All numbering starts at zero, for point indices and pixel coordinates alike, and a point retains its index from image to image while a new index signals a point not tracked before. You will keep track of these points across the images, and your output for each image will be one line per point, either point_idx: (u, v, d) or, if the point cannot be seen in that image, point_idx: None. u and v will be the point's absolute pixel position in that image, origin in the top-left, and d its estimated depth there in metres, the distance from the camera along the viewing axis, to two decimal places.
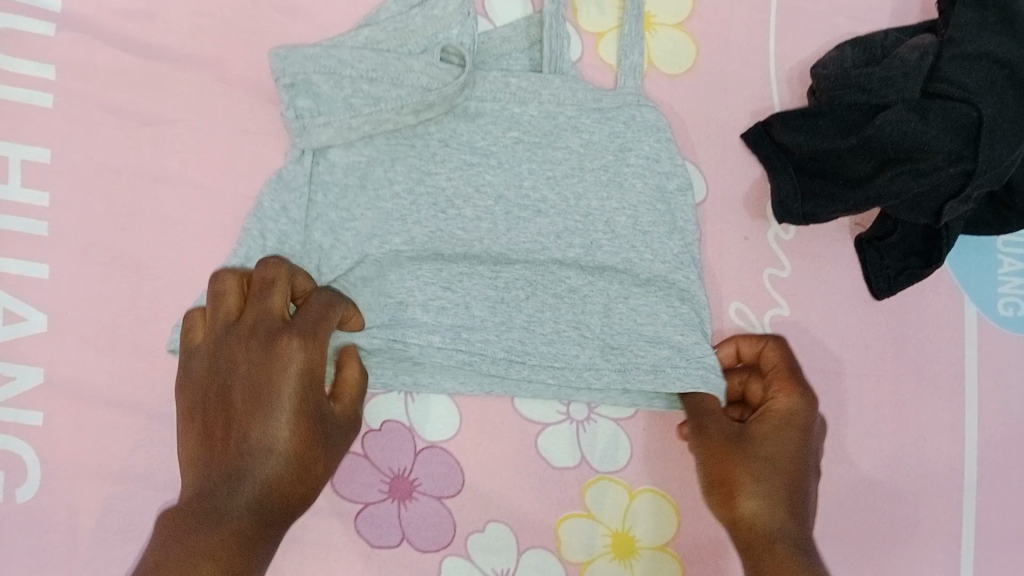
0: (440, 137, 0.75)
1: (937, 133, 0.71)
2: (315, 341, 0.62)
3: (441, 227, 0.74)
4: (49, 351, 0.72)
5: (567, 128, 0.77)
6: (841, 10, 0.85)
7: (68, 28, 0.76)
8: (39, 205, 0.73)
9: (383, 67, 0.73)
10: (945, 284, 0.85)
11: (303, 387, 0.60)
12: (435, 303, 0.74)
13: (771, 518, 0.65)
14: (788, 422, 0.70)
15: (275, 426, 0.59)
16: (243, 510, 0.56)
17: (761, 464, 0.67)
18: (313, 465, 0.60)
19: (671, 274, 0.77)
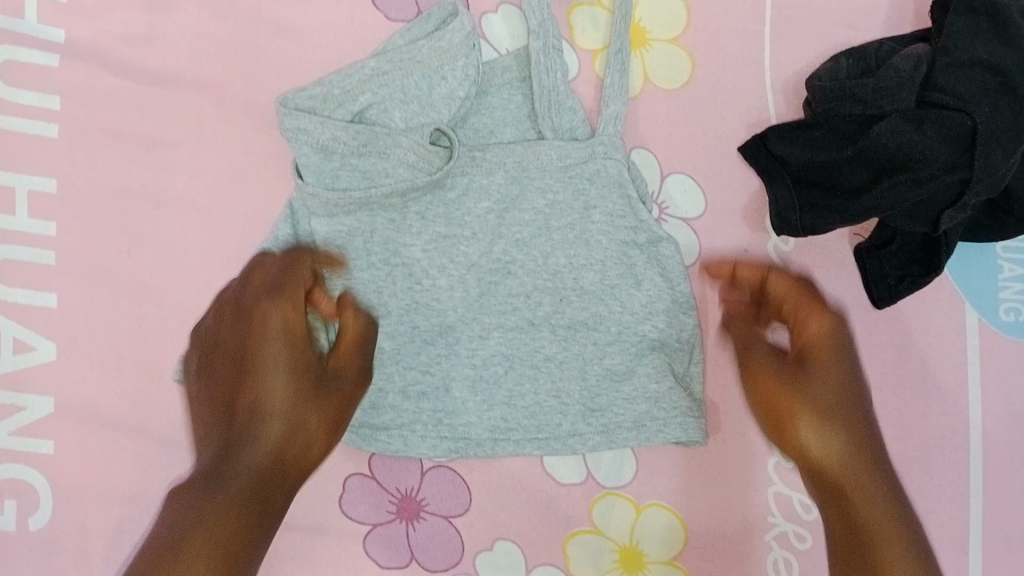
0: (417, 211, 0.77)
1: (932, 142, 0.71)
2: (296, 305, 0.67)
3: (416, 298, 0.77)
4: (59, 379, 0.72)
5: (532, 190, 0.78)
6: (835, 19, 0.83)
7: (69, 57, 0.75)
8: (44, 234, 0.73)
9: (370, 140, 0.74)
10: (947, 290, 0.85)
11: (289, 347, 0.64)
12: (414, 388, 0.77)
13: (846, 458, 0.65)
14: (834, 349, 0.69)
15: (267, 383, 0.62)
16: (245, 467, 0.59)
17: (827, 409, 0.66)
18: (309, 417, 0.63)
19: (641, 326, 0.78)
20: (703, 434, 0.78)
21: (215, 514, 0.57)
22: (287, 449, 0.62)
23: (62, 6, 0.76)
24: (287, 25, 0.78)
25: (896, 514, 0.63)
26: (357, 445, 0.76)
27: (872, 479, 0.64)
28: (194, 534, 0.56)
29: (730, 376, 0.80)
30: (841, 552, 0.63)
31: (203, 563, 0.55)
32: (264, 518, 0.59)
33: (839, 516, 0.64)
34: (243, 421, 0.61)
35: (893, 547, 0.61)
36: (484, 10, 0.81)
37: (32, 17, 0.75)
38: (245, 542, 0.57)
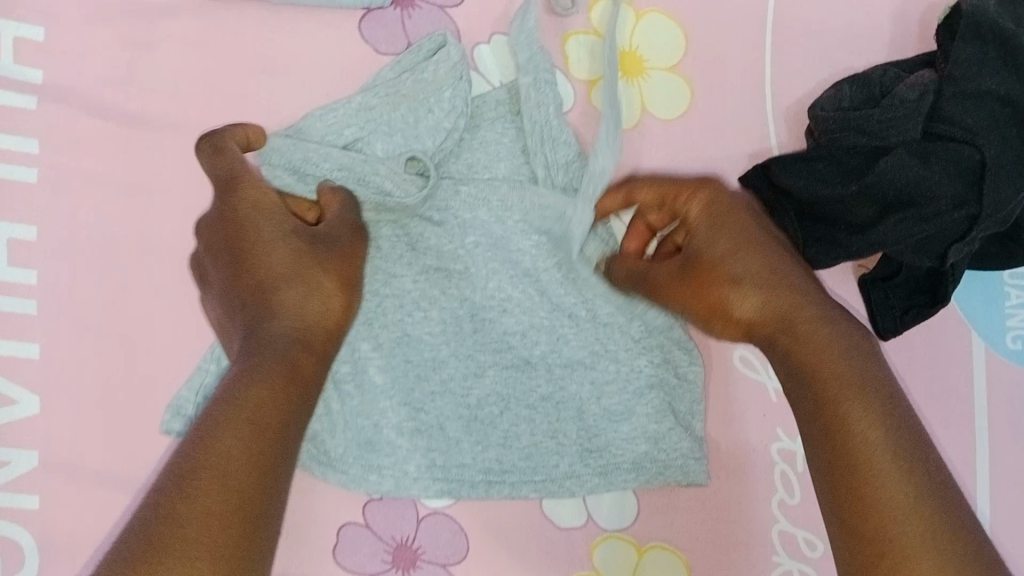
0: (407, 241, 0.76)
1: (939, 178, 0.69)
2: (266, 187, 0.65)
3: (407, 332, 0.76)
4: (44, 433, 0.71)
5: (520, 230, 0.76)
6: (838, 42, 0.81)
7: (48, 99, 0.73)
8: (25, 284, 0.71)
9: (349, 167, 0.72)
10: (953, 319, 0.83)
11: (270, 221, 0.62)
12: (410, 426, 0.75)
13: (771, 308, 0.63)
14: (718, 213, 0.67)
15: (262, 261, 0.60)
16: (280, 336, 0.57)
17: (729, 265, 0.64)
18: (320, 275, 0.61)
19: (636, 362, 0.77)
20: (706, 475, 0.76)
21: (250, 392, 0.54)
22: (314, 313, 0.59)
23: (40, 47, 0.73)
24: (272, 60, 0.75)
25: (851, 352, 0.61)
26: (351, 487, 0.74)
27: (810, 311, 0.63)
28: (231, 413, 0.53)
29: (733, 410, 0.79)
30: (813, 402, 0.60)
31: (236, 434, 0.52)
32: (300, 388, 0.56)
33: (805, 360, 0.61)
34: (255, 308, 0.59)
35: (854, 405, 0.58)
36: (475, 41, 0.78)
37: (8, 58, 0.72)
38: (284, 414, 0.55)
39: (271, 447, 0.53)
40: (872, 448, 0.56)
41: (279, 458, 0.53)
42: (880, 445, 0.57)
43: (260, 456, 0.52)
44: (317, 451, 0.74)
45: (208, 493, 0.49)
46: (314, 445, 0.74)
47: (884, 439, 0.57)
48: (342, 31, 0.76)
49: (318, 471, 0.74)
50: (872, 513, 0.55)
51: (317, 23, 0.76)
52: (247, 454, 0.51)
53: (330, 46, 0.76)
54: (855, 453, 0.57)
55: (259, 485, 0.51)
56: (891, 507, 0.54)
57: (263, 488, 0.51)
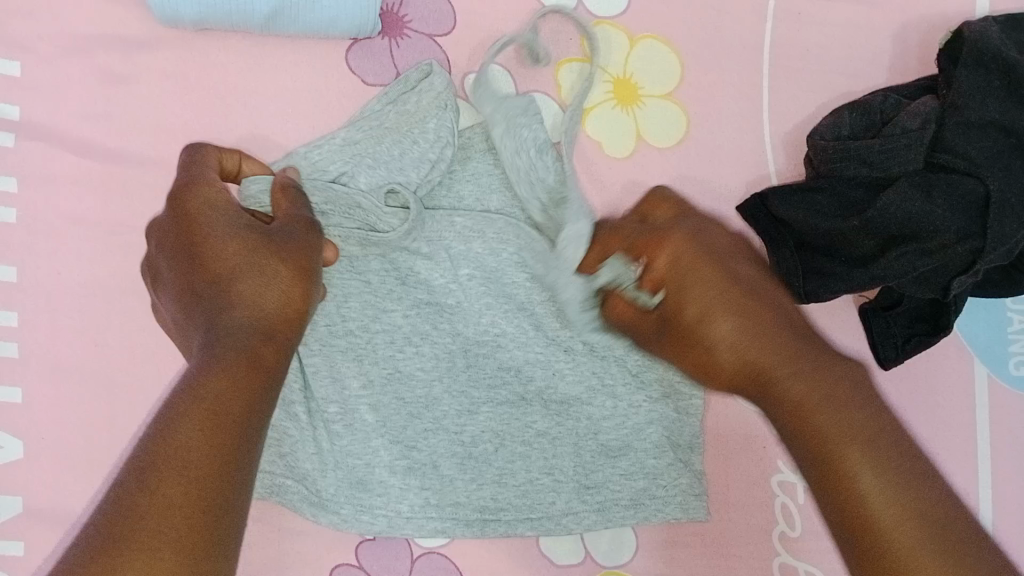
0: (396, 274, 0.73)
1: (943, 212, 0.68)
2: (221, 189, 0.60)
3: (398, 368, 0.73)
4: (27, 479, 0.69)
5: (513, 264, 0.75)
6: (834, 69, 0.80)
7: (27, 136, 0.71)
8: (5, 326, 0.69)
9: (331, 200, 0.68)
10: (955, 346, 0.82)
11: (221, 214, 0.57)
12: (402, 464, 0.73)
13: (750, 363, 0.53)
14: (688, 267, 0.56)
15: (214, 253, 0.54)
16: (237, 327, 0.51)
17: (705, 331, 0.55)
18: (276, 270, 0.54)
19: (634, 396, 0.75)
20: (705, 510, 0.76)
21: (210, 382, 0.47)
22: (271, 304, 0.53)
23: (18, 82, 0.71)
24: (258, 93, 0.73)
25: (826, 395, 0.50)
26: (344, 527, 0.72)
27: (788, 360, 0.52)
28: (190, 402, 0.46)
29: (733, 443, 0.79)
30: (800, 452, 0.50)
31: (197, 422, 0.45)
32: (265, 380, 0.49)
33: (790, 413, 0.51)
34: (212, 303, 0.52)
35: (831, 440, 0.49)
36: (466, 71, 0.76)
37: None
38: (246, 409, 0.47)
39: (239, 440, 0.45)
40: (866, 484, 0.47)
41: (246, 452, 0.45)
42: (873, 482, 0.47)
43: (222, 447, 0.44)
44: (306, 489, 0.71)
45: (170, 483, 0.42)
46: (306, 486, 0.71)
47: (872, 472, 0.47)
48: (329, 64, 0.74)
49: (309, 513, 0.72)
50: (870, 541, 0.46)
51: (305, 54, 0.74)
52: (209, 445, 0.44)
53: (316, 79, 0.74)
54: (846, 485, 0.47)
55: (222, 478, 0.43)
56: (890, 542, 0.45)
57: (228, 480, 0.44)
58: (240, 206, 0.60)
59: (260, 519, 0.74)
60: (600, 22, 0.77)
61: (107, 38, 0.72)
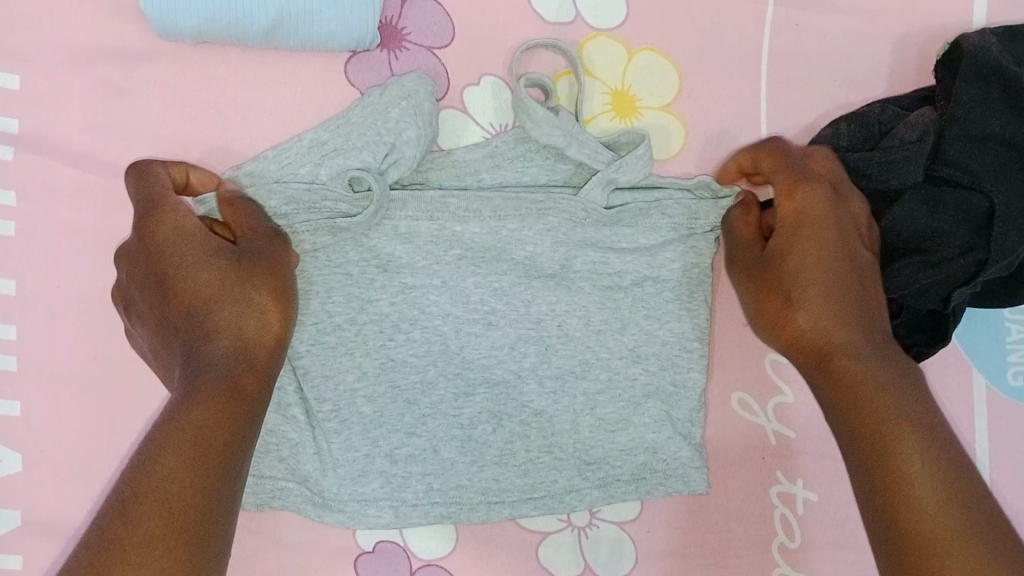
0: (378, 262, 0.71)
1: (948, 227, 0.68)
2: (182, 207, 0.60)
3: (390, 357, 0.72)
4: (26, 491, 0.69)
5: (511, 241, 0.73)
6: (832, 81, 0.80)
7: (26, 149, 0.71)
8: (4, 338, 0.69)
9: (296, 201, 0.68)
10: (955, 356, 0.82)
11: (190, 243, 0.57)
12: (402, 452, 0.73)
13: (827, 337, 0.60)
14: (810, 221, 0.63)
15: (189, 284, 0.55)
16: (220, 360, 0.53)
17: (798, 285, 0.62)
18: (250, 293, 0.56)
19: (630, 369, 0.75)
20: (706, 483, 0.77)
21: (190, 416, 0.50)
22: (252, 329, 0.55)
23: (16, 95, 0.70)
24: (257, 104, 0.73)
25: (885, 386, 0.57)
26: (350, 524, 0.72)
27: (854, 352, 0.59)
28: (170, 435, 0.49)
29: (731, 454, 0.79)
30: (852, 426, 0.57)
31: (178, 453, 0.48)
32: (246, 408, 0.52)
33: (840, 387, 0.58)
34: (188, 334, 0.54)
35: (890, 425, 0.55)
36: (465, 82, 0.76)
37: None
38: (227, 440, 0.50)
39: (220, 463, 0.49)
40: (915, 476, 0.53)
41: (228, 475, 0.49)
42: (921, 472, 0.53)
43: (204, 477, 0.48)
44: (309, 491, 0.72)
45: (148, 516, 0.45)
46: (308, 488, 0.72)
47: (926, 467, 0.53)
48: (328, 75, 0.74)
49: (316, 512, 0.72)
50: (905, 528, 0.52)
51: (304, 65, 0.73)
52: (188, 475, 0.47)
53: (315, 89, 0.73)
54: (895, 467, 0.53)
55: (202, 507, 0.47)
56: (926, 524, 0.51)
57: (207, 508, 0.47)
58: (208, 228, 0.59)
59: (259, 531, 0.74)
60: (599, 35, 0.77)
61: (105, 49, 0.71)
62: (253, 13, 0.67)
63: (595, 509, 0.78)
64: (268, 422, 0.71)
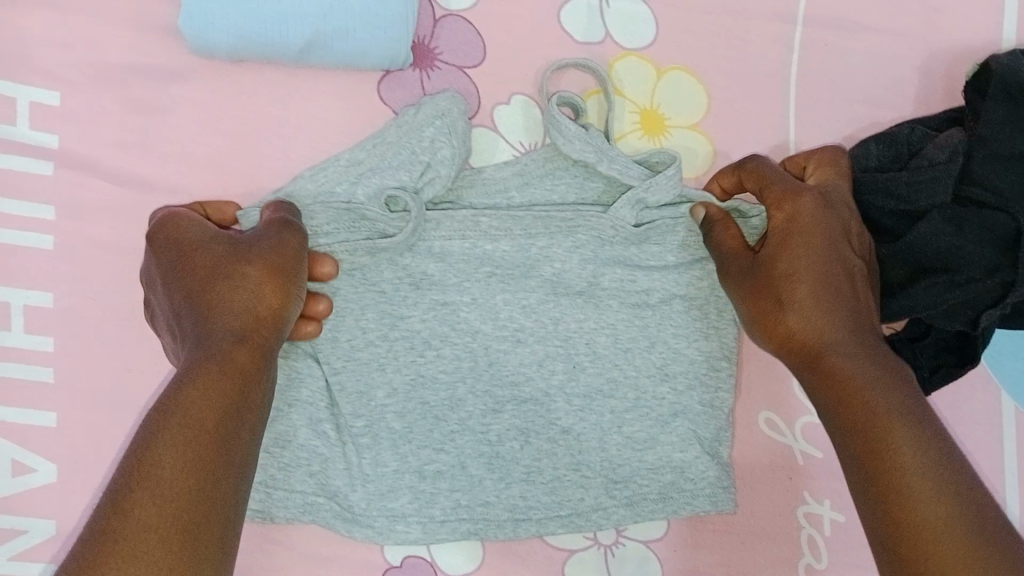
0: (410, 279, 0.72)
1: (971, 246, 0.68)
2: (191, 215, 0.65)
3: (419, 372, 0.73)
4: (60, 501, 0.70)
5: (540, 258, 0.74)
6: (860, 103, 0.81)
7: (64, 164, 0.72)
8: (41, 350, 0.70)
9: (336, 220, 0.70)
10: (983, 378, 0.82)
11: (194, 235, 0.62)
12: (430, 468, 0.73)
13: (819, 333, 0.63)
14: (799, 228, 0.66)
15: (186, 269, 0.59)
16: (218, 335, 0.56)
17: (786, 288, 0.64)
18: (242, 270, 0.59)
19: (658, 388, 0.75)
20: (733, 503, 0.77)
21: (184, 397, 0.51)
22: (245, 307, 0.57)
23: (55, 111, 0.71)
24: (290, 122, 0.74)
25: (875, 379, 0.60)
26: (379, 540, 0.72)
27: (843, 348, 0.62)
28: (166, 419, 0.50)
29: (759, 474, 0.79)
30: (841, 420, 0.59)
31: (173, 439, 0.49)
32: (241, 384, 0.54)
33: (830, 385, 0.61)
34: (187, 317, 0.58)
35: (881, 415, 0.57)
36: (495, 101, 0.77)
37: (25, 123, 0.71)
38: (224, 420, 0.51)
39: (217, 456, 0.49)
40: (910, 464, 0.55)
41: (224, 466, 0.49)
42: (913, 458, 0.55)
43: (196, 459, 0.49)
44: (339, 506, 0.72)
45: (145, 506, 0.46)
46: (337, 503, 0.72)
47: (917, 451, 0.55)
48: (361, 94, 0.75)
49: (345, 528, 0.72)
50: (901, 515, 0.53)
51: (337, 84, 0.75)
52: (183, 460, 0.48)
53: (346, 108, 0.75)
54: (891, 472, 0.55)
55: (200, 494, 0.48)
56: (923, 515, 0.53)
57: (201, 495, 0.48)
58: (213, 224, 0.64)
59: (288, 544, 0.74)
60: (627, 55, 0.78)
61: (141, 68, 0.72)
62: (288, 34, 0.68)
63: (621, 527, 0.78)
64: (300, 437, 0.71)
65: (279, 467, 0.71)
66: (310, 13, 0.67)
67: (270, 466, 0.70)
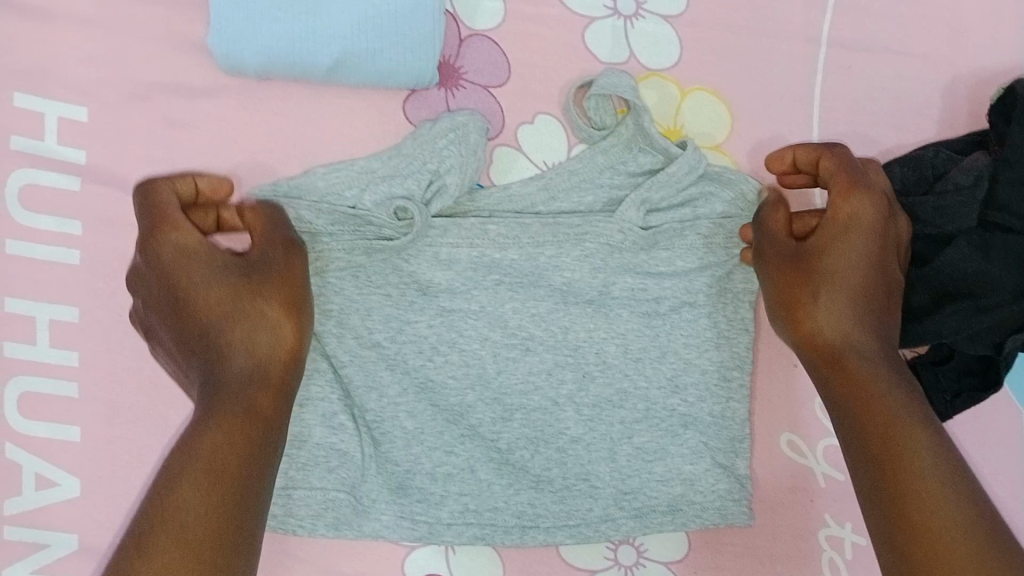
0: (417, 284, 0.72)
1: (999, 271, 0.68)
2: (186, 226, 0.63)
3: (429, 377, 0.73)
4: (82, 515, 0.71)
5: (549, 268, 0.74)
6: (884, 124, 0.81)
7: (91, 179, 0.72)
8: (66, 365, 0.71)
9: (342, 221, 0.70)
10: (1007, 402, 0.81)
11: (196, 262, 0.61)
12: (442, 471, 0.73)
13: (850, 334, 0.63)
14: (849, 228, 0.66)
15: (197, 299, 0.59)
16: (237, 373, 0.57)
17: (821, 282, 0.65)
18: (258, 308, 0.59)
19: (668, 400, 0.75)
20: (745, 514, 0.76)
21: (203, 442, 0.52)
22: (265, 346, 0.58)
23: (82, 126, 0.72)
24: (316, 139, 0.74)
25: (897, 385, 0.60)
26: (387, 534, 0.72)
27: (868, 355, 0.63)
28: (185, 462, 0.51)
29: (781, 494, 0.79)
30: (855, 416, 0.60)
31: (196, 481, 0.50)
32: (261, 429, 0.55)
33: (844, 383, 0.62)
34: (201, 348, 0.58)
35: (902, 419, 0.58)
36: (519, 120, 0.77)
37: (52, 138, 0.71)
38: (241, 458, 0.53)
39: (234, 493, 0.51)
40: (914, 457, 0.56)
41: (243, 501, 0.51)
42: (917, 451, 0.56)
43: (218, 501, 0.50)
44: (355, 500, 0.71)
45: (165, 545, 0.47)
46: (356, 497, 0.71)
47: (925, 446, 0.56)
48: (386, 112, 0.75)
49: (353, 523, 0.72)
50: (908, 511, 0.54)
51: (363, 102, 0.75)
52: (204, 502, 0.49)
53: (372, 125, 0.75)
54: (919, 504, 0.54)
55: (224, 533, 0.49)
56: (933, 513, 0.53)
57: (227, 532, 0.49)
58: (213, 245, 0.63)
59: (309, 561, 0.74)
60: (652, 75, 0.78)
61: (167, 85, 0.73)
62: (317, 53, 0.68)
63: (641, 547, 0.78)
64: (315, 435, 0.71)
65: (298, 466, 0.71)
66: (338, 33, 0.68)
67: (289, 468, 0.70)
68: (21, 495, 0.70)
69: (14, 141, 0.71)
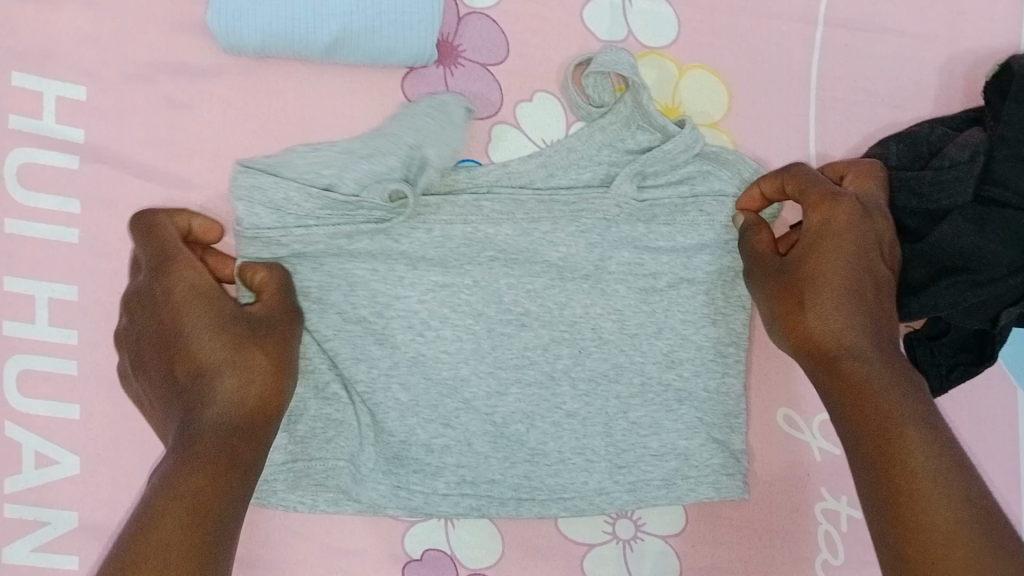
0: (406, 259, 0.72)
1: (996, 246, 0.69)
2: (199, 268, 0.63)
3: (420, 352, 0.73)
4: (82, 493, 0.71)
5: (544, 244, 0.74)
6: (881, 102, 0.81)
7: (89, 158, 0.72)
8: (66, 343, 0.71)
9: (331, 203, 0.69)
10: (1002, 378, 0.82)
11: (204, 302, 0.60)
12: (437, 442, 0.73)
13: (841, 336, 0.63)
14: (829, 234, 0.66)
15: (194, 341, 0.58)
16: (215, 417, 0.56)
17: (810, 289, 0.65)
18: (252, 360, 0.59)
19: (664, 374, 0.76)
20: (741, 489, 0.77)
21: (184, 479, 0.52)
22: (250, 396, 0.58)
23: (81, 105, 0.72)
24: (316, 118, 0.74)
25: (892, 382, 0.60)
26: (383, 504, 0.73)
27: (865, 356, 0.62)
28: (168, 500, 0.51)
29: (776, 470, 0.80)
30: (854, 417, 0.60)
31: (174, 521, 0.50)
32: (237, 474, 0.55)
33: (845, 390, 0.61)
34: (186, 390, 0.57)
35: (909, 432, 0.57)
36: (517, 98, 0.77)
37: (51, 117, 0.71)
38: (219, 495, 0.53)
39: (211, 536, 0.51)
40: (922, 487, 0.55)
41: (218, 542, 0.51)
42: (922, 473, 0.55)
43: (196, 540, 0.50)
44: (354, 467, 0.71)
45: None
46: (354, 466, 0.71)
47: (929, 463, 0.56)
48: (385, 91, 0.75)
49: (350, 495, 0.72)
50: (919, 536, 0.53)
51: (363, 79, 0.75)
52: (184, 542, 0.49)
53: (371, 104, 0.75)
54: (918, 521, 0.54)
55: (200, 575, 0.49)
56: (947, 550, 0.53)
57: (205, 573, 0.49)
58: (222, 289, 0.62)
59: (310, 538, 0.74)
60: (650, 53, 0.78)
61: (167, 64, 0.73)
62: (317, 29, 0.68)
63: (639, 521, 0.78)
64: (310, 409, 0.71)
65: (295, 438, 0.71)
66: (337, 11, 0.68)
67: (288, 443, 0.70)
68: (20, 473, 0.70)
69: (14, 120, 0.70)
